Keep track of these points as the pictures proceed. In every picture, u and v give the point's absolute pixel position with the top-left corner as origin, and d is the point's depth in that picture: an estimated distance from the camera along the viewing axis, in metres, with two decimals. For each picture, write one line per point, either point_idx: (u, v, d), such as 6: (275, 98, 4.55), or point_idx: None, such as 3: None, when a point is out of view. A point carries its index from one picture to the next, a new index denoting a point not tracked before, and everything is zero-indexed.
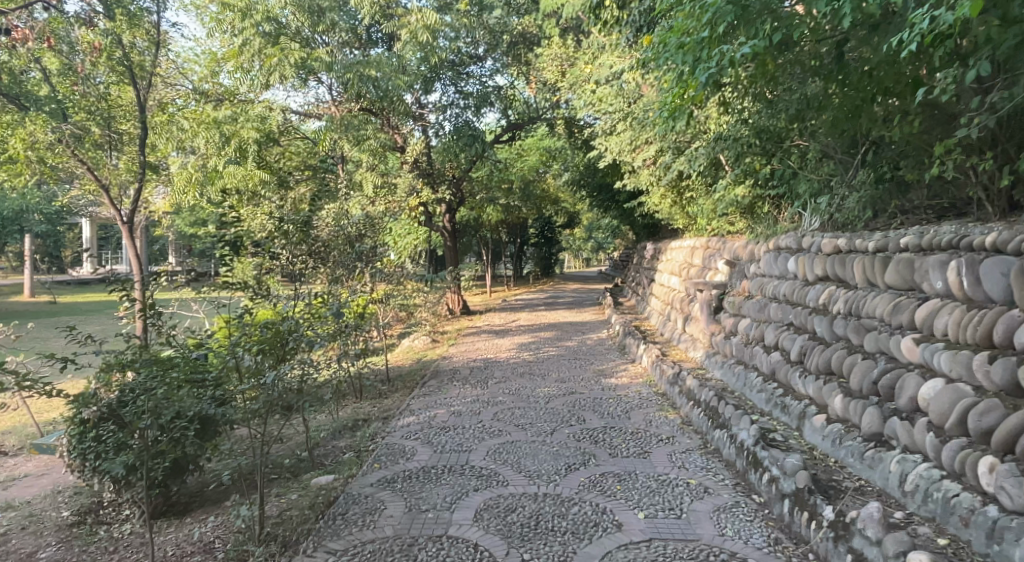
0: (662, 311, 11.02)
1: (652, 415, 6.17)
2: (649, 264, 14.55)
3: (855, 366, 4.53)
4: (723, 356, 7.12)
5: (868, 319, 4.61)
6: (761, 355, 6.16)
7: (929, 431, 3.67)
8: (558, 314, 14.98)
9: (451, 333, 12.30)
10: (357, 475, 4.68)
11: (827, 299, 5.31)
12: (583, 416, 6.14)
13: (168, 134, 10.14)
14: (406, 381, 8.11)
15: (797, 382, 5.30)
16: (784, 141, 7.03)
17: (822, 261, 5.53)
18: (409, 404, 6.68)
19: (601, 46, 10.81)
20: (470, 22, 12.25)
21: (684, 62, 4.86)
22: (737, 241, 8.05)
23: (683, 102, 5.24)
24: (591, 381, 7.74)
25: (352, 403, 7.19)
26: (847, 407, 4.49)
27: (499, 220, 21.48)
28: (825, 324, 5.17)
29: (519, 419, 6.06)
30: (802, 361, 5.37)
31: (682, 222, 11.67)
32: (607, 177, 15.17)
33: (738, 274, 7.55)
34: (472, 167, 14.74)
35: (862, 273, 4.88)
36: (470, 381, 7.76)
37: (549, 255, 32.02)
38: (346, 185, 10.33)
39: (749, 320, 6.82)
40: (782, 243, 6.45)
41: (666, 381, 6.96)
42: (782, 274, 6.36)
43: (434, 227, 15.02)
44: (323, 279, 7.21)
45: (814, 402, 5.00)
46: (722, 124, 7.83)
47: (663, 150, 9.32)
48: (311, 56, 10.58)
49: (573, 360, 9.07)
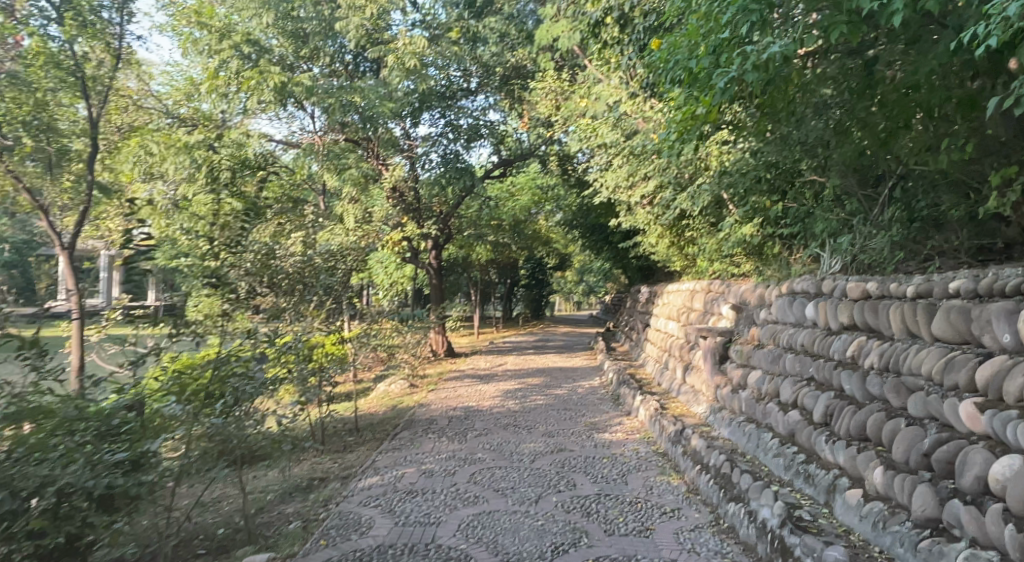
0: (659, 359, 10.28)
1: (652, 480, 5.39)
2: (644, 309, 13.87)
3: (898, 433, 3.81)
4: (731, 412, 6.38)
5: (912, 377, 3.90)
6: (777, 414, 5.43)
7: (1006, 523, 2.91)
8: (547, 359, 14.23)
9: (432, 378, 11.52)
10: (297, 555, 3.88)
11: (857, 351, 4.60)
12: (573, 480, 5.34)
13: (134, 158, 9.55)
14: (376, 431, 7.29)
15: (823, 447, 4.57)
16: (798, 177, 6.44)
17: (849, 308, 4.85)
18: (375, 461, 5.87)
19: (598, 78, 10.34)
20: (462, 53, 11.81)
21: (699, 71, 4.19)
22: (743, 285, 7.39)
23: (693, 121, 4.60)
24: (582, 436, 6.96)
25: (312, 457, 6.37)
26: (890, 483, 3.75)
27: (489, 259, 20.89)
28: (856, 381, 4.46)
29: (499, 482, 5.25)
30: (828, 423, 4.65)
31: (680, 265, 11.04)
32: (601, 217, 14.61)
33: (746, 320, 6.87)
34: (461, 203, 14.18)
35: (900, 323, 4.18)
36: (448, 433, 6.95)
37: (539, 296, 31.32)
38: (323, 215, 9.69)
39: (760, 372, 6.12)
40: (798, 288, 5.79)
41: (668, 439, 6.20)
42: (799, 322, 5.68)
43: (419, 264, 14.35)
44: (286, 315, 6.45)
45: (846, 473, 4.26)
46: (728, 158, 7.27)
47: (661, 186, 8.73)
48: (293, 80, 10.02)
49: (562, 410, 8.28)
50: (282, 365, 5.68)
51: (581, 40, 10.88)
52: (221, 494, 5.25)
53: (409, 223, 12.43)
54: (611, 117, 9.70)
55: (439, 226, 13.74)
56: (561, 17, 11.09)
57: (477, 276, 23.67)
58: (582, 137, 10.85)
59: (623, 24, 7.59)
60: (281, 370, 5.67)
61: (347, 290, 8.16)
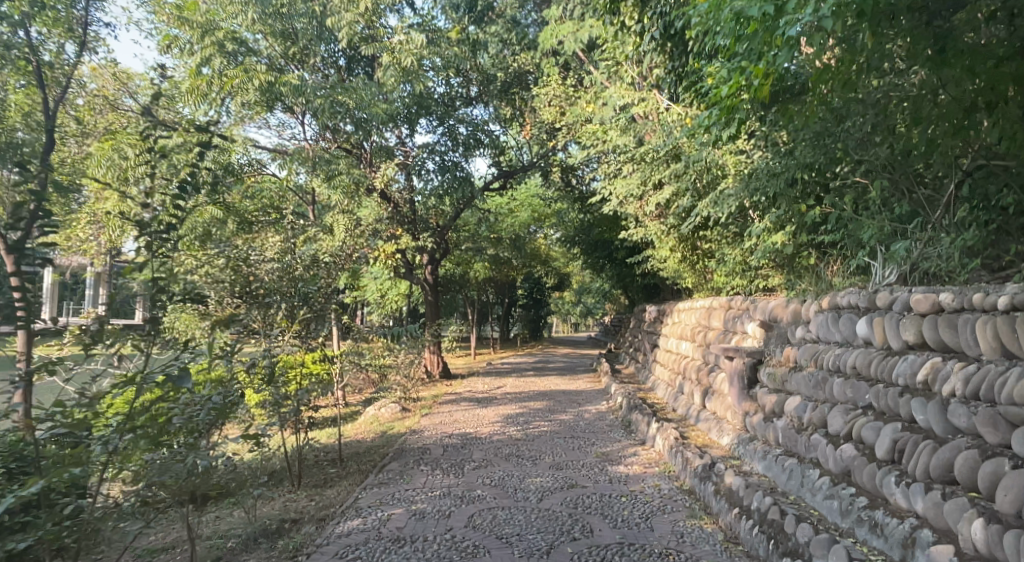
0: (672, 384, 9.51)
1: (681, 525, 4.62)
2: (650, 328, 13.13)
3: (1002, 478, 3.07)
4: (766, 445, 5.61)
5: (1014, 408, 3.15)
6: (827, 449, 4.67)
7: None
8: (549, 382, 13.42)
9: (426, 402, 10.72)
10: None
11: (930, 375, 3.86)
12: (591, 524, 4.56)
13: (108, 160, 8.83)
14: (363, 462, 6.49)
15: (892, 491, 3.81)
16: (839, 178, 5.76)
17: (915, 323, 4.12)
18: (358, 499, 5.08)
19: (606, 82, 9.71)
20: (462, 58, 11.22)
21: (755, 23, 3.49)
22: (771, 299, 6.65)
23: (742, 91, 3.90)
24: (594, 468, 6.18)
25: (286, 493, 5.55)
26: (996, 541, 2.99)
27: (487, 278, 20.13)
28: (933, 411, 3.71)
29: (503, 528, 4.45)
30: (898, 461, 3.89)
31: (692, 282, 10.32)
32: (605, 231, 13.94)
33: (777, 339, 6.14)
34: (458, 216, 13.48)
35: (991, 340, 3.44)
36: (442, 465, 6.16)
37: (537, 317, 30.52)
38: (309, 224, 8.95)
39: (800, 399, 5.35)
40: (846, 301, 5.04)
41: (694, 475, 5.43)
42: (847, 340, 4.95)
43: (414, 280, 13.61)
44: (257, 331, 5.69)
45: (927, 525, 3.50)
46: (755, 161, 6.59)
47: (677, 194, 8.05)
48: (280, 80, 9.39)
49: (569, 439, 7.50)
50: (247, 386, 4.89)
51: (587, 43, 10.29)
52: (171, 543, 4.42)
53: (403, 236, 11.74)
54: (621, 122, 9.06)
55: (435, 240, 13.04)
56: (566, 18, 10.51)
57: (474, 295, 22.94)
58: (590, 144, 10.21)
59: (638, 14, 6.95)
60: (245, 392, 4.88)
61: (334, 304, 7.42)
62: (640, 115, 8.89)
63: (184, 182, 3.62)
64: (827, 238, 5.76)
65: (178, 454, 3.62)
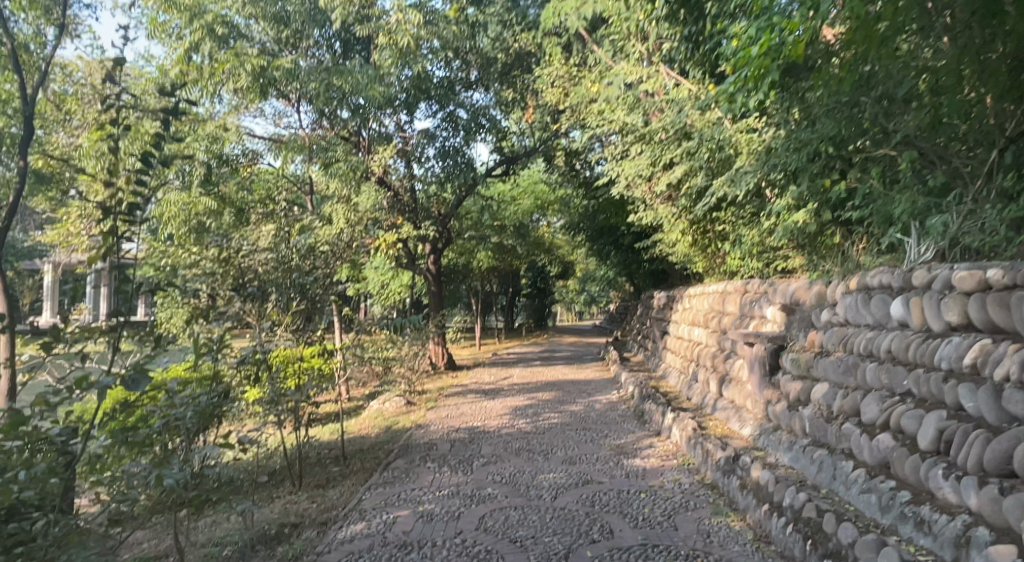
0: (686, 371, 9.19)
1: (707, 524, 4.33)
2: (659, 315, 12.81)
3: None
4: (792, 436, 5.31)
5: None
6: (861, 439, 4.37)
7: None
8: (556, 371, 13.12)
9: (432, 394, 10.44)
10: None
11: (979, 358, 3.53)
12: (610, 525, 4.27)
13: None
14: (367, 460, 6.19)
15: (940, 485, 3.50)
16: (865, 151, 5.42)
17: (960, 302, 3.78)
18: (362, 500, 4.79)
19: (611, 60, 9.36)
20: (460, 39, 10.91)
21: None
22: (791, 282, 6.33)
23: (772, 51, 3.55)
24: (609, 462, 5.89)
25: (286, 495, 5.25)
26: None
27: (490, 267, 19.83)
28: (985, 398, 3.38)
29: (517, 530, 4.16)
30: (945, 452, 3.57)
31: (703, 265, 9.99)
32: (611, 216, 13.60)
33: (800, 323, 5.82)
34: (460, 203, 13.15)
35: None
36: (450, 461, 5.87)
37: (542, 306, 30.20)
38: (305, 213, 8.64)
39: (828, 386, 5.04)
40: (876, 280, 4.72)
41: (716, 468, 5.13)
42: (881, 323, 4.62)
43: (416, 270, 13.31)
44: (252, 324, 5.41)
45: (983, 522, 3.19)
46: (773, 136, 6.25)
47: (689, 173, 7.73)
48: (273, 64, 9.07)
49: (581, 431, 7.21)
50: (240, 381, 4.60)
51: (590, 20, 9.92)
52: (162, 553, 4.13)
53: (404, 225, 11.45)
54: (627, 101, 8.74)
55: (437, 228, 12.73)
56: None
57: (479, 285, 22.65)
58: (595, 125, 9.89)
59: None
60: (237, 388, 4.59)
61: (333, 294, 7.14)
62: (647, 92, 8.55)
63: (151, 160, 3.28)
64: (852, 214, 5.42)
65: (158, 460, 3.33)
